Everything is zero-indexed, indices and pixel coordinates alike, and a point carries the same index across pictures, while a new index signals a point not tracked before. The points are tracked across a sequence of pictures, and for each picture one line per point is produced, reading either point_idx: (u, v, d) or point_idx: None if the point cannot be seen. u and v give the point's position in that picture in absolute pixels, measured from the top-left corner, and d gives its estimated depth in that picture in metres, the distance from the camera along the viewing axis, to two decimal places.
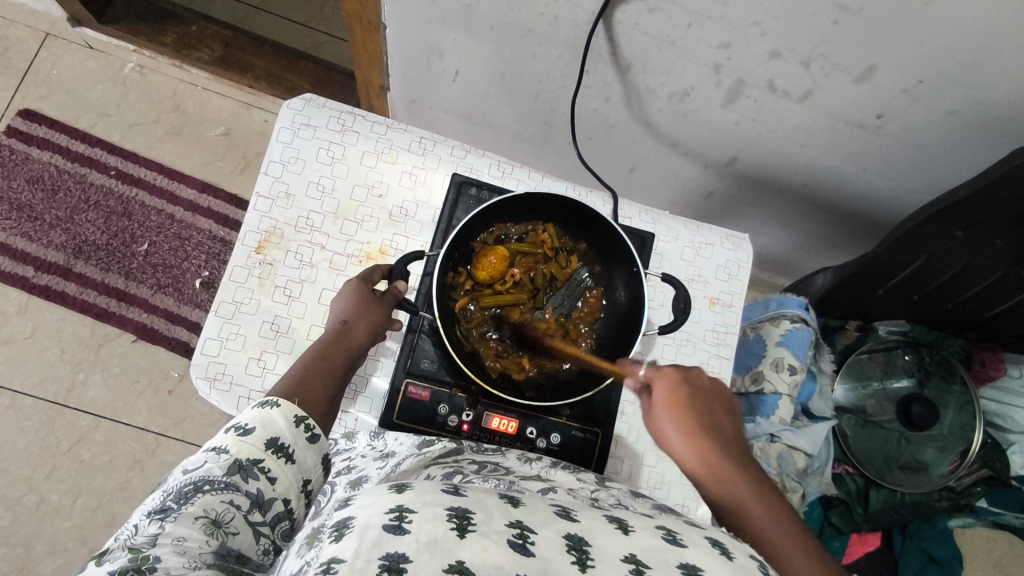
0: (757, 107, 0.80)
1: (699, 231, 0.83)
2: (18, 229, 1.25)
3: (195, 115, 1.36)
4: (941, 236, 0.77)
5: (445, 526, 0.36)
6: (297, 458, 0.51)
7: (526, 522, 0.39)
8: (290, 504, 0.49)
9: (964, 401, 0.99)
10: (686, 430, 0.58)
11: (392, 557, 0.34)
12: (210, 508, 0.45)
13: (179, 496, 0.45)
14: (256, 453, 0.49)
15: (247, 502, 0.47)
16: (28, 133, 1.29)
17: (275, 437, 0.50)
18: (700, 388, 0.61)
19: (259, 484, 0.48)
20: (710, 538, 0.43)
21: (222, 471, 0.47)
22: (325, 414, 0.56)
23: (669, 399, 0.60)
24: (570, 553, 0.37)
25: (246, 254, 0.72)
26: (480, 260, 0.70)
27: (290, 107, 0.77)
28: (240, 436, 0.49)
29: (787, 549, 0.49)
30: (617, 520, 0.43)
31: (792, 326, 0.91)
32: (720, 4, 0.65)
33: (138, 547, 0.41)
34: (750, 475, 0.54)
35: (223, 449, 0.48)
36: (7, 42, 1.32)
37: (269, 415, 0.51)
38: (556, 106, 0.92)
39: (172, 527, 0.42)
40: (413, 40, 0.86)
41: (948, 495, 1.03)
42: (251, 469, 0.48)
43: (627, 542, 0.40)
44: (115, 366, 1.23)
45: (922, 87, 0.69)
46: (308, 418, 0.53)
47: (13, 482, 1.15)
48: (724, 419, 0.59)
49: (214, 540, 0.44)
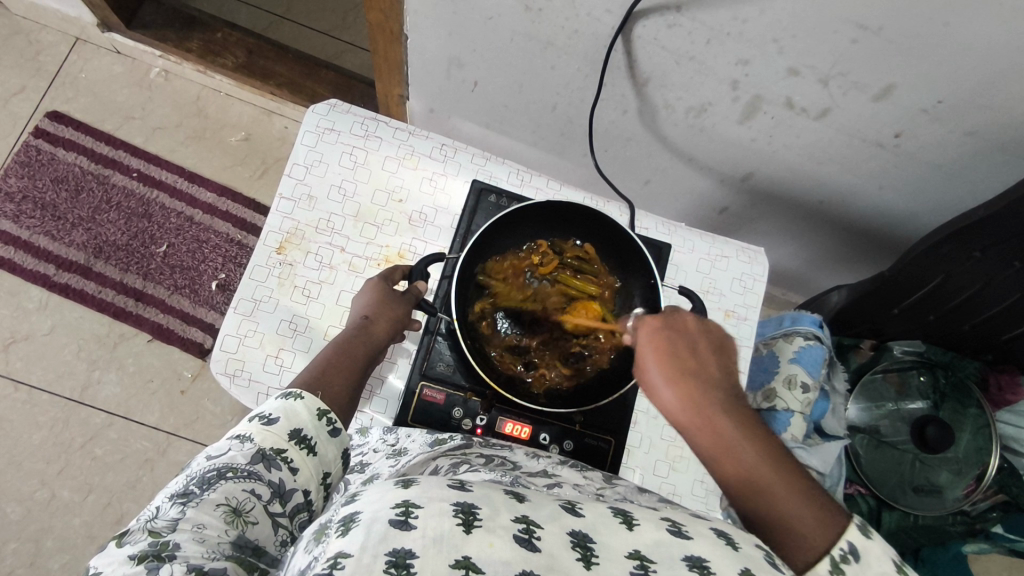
0: (774, 123, 0.80)
1: (715, 244, 0.83)
2: (41, 228, 1.28)
3: (217, 120, 1.39)
4: (957, 255, 0.77)
5: (451, 521, 0.37)
6: (318, 450, 0.51)
7: (532, 517, 0.39)
8: (309, 496, 0.50)
9: (980, 425, 0.97)
10: (672, 371, 0.53)
11: (398, 553, 0.34)
12: (231, 496, 0.45)
13: (202, 481, 0.45)
14: (280, 442, 0.49)
15: (268, 491, 0.47)
16: (55, 134, 1.32)
17: (298, 429, 0.51)
18: (683, 329, 0.56)
19: (281, 474, 0.48)
20: (715, 530, 0.43)
21: (245, 459, 0.48)
22: (347, 406, 0.57)
23: (657, 342, 0.55)
24: (576, 550, 0.38)
25: (267, 254, 0.73)
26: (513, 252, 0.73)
27: (315, 112, 0.78)
28: (263, 425, 0.50)
29: (778, 496, 0.47)
30: (622, 513, 0.43)
31: (806, 343, 0.90)
32: (740, 21, 0.65)
33: (159, 531, 0.42)
34: (735, 410, 0.52)
35: (247, 437, 0.49)
36: (38, 46, 1.36)
37: (292, 406, 0.52)
38: (573, 118, 0.93)
39: (193, 513, 0.43)
40: (433, 51, 0.87)
41: (961, 519, 1.03)
42: (274, 459, 0.49)
43: (632, 537, 0.40)
44: (131, 365, 1.25)
45: (941, 106, 0.69)
46: (330, 411, 0.54)
47: (27, 476, 1.17)
48: (711, 358, 0.55)
49: (234, 530, 0.44)
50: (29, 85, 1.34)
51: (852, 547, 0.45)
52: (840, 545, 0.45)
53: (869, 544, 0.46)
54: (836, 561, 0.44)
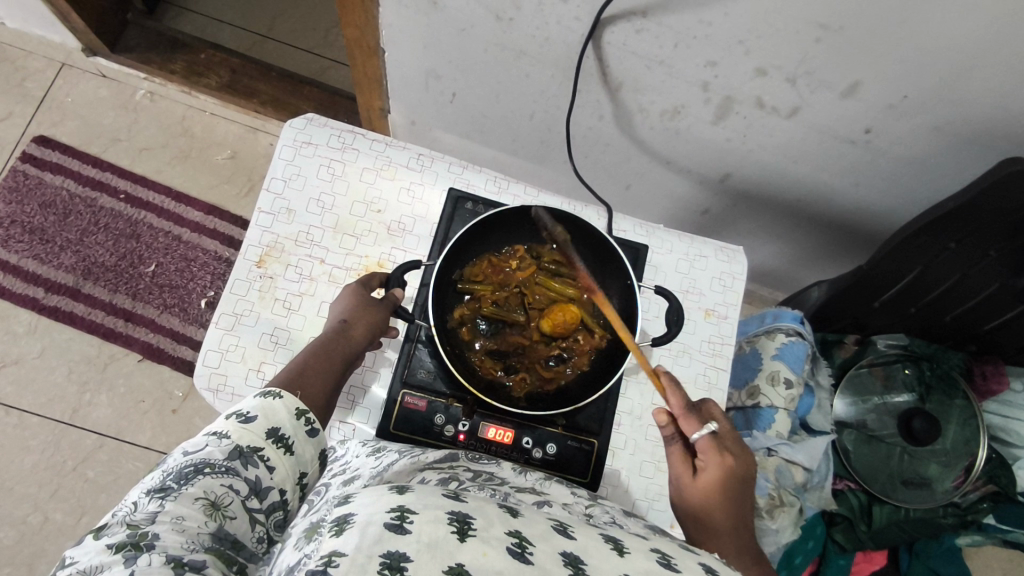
0: (747, 124, 0.81)
1: (693, 244, 0.84)
2: (29, 252, 1.28)
3: (203, 139, 1.39)
4: (933, 248, 0.78)
5: (445, 529, 0.37)
6: (296, 449, 0.52)
7: (525, 534, 0.40)
8: (285, 495, 0.51)
9: (966, 416, 0.98)
10: (717, 502, 0.59)
11: (392, 554, 0.34)
12: (209, 490, 0.45)
13: (180, 476, 0.45)
14: (257, 441, 0.50)
15: (245, 487, 0.47)
16: (42, 158, 1.33)
17: (275, 428, 0.51)
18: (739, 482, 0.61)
19: (257, 472, 0.49)
20: (705, 565, 0.43)
21: (223, 455, 0.48)
22: (325, 409, 0.58)
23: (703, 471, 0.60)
24: (567, 566, 0.38)
25: (248, 268, 0.74)
26: (490, 254, 0.74)
27: (292, 126, 0.79)
28: (241, 423, 0.50)
29: None
30: (613, 540, 0.43)
31: (787, 339, 0.90)
32: (706, 23, 0.66)
33: (137, 524, 0.41)
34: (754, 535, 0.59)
35: (224, 434, 0.49)
36: (24, 71, 1.37)
37: (270, 404, 0.52)
38: (551, 125, 0.94)
39: (172, 506, 0.43)
40: (410, 64, 0.89)
41: (953, 511, 1.01)
42: (250, 456, 0.49)
43: (622, 562, 0.40)
44: (122, 386, 1.25)
45: (907, 101, 0.70)
46: (308, 410, 0.54)
47: (18, 501, 1.16)
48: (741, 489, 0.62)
49: (213, 522, 0.44)
50: (15, 111, 1.35)
51: None
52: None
53: None
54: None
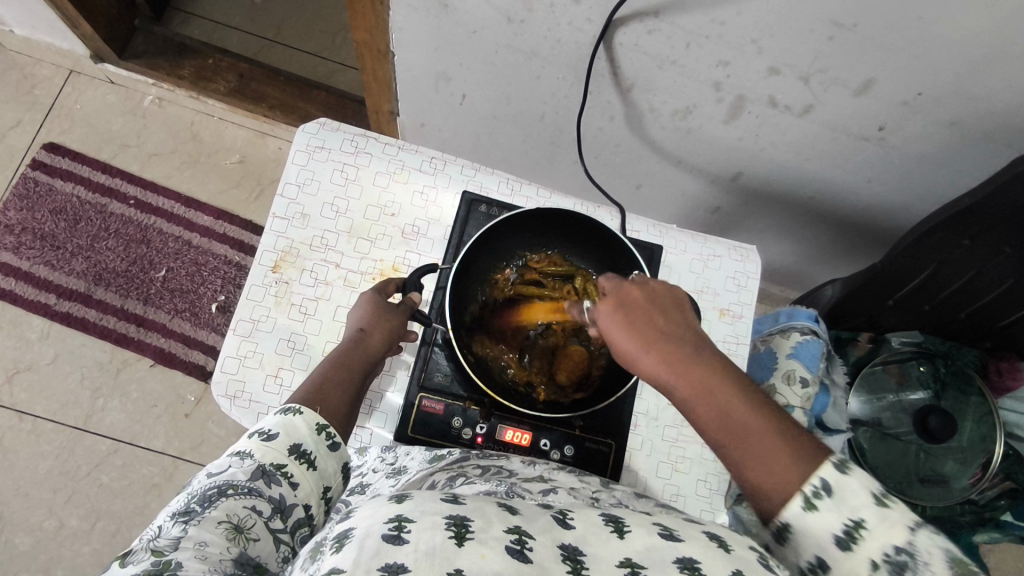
0: (759, 122, 0.81)
1: (707, 244, 0.84)
2: (40, 258, 1.29)
3: (211, 144, 1.40)
4: (948, 245, 0.77)
5: (443, 535, 0.37)
6: (318, 464, 0.52)
7: (525, 529, 0.39)
8: (310, 510, 0.50)
9: (983, 413, 0.97)
10: (645, 339, 0.53)
11: (390, 567, 0.34)
12: (233, 513, 0.45)
13: (203, 499, 0.46)
14: (280, 457, 0.50)
15: (269, 507, 0.47)
16: (52, 165, 1.34)
17: (298, 444, 0.52)
18: (649, 297, 0.55)
19: (281, 489, 0.49)
20: (708, 533, 0.43)
21: (246, 476, 0.48)
22: (346, 418, 0.57)
23: (622, 314, 0.54)
24: (565, 562, 0.38)
25: (263, 274, 0.74)
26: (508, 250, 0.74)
27: (305, 132, 0.79)
28: (262, 441, 0.51)
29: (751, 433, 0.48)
30: (613, 521, 0.43)
31: (803, 338, 0.90)
32: (718, 23, 0.66)
33: (162, 550, 0.41)
34: (697, 355, 0.52)
35: (247, 454, 0.50)
36: (33, 79, 1.37)
37: (291, 421, 0.53)
38: (562, 126, 0.94)
39: (195, 531, 0.43)
40: (420, 67, 0.89)
41: (970, 509, 1.04)
42: (274, 475, 0.49)
43: (621, 546, 0.40)
44: (134, 391, 1.25)
45: (921, 98, 0.70)
46: (329, 425, 0.54)
47: (34, 507, 1.17)
48: (677, 317, 0.55)
49: (236, 546, 0.44)
50: (25, 118, 1.36)
51: (824, 482, 0.45)
52: (812, 480, 0.45)
53: (845, 479, 0.45)
54: (808, 497, 0.45)
